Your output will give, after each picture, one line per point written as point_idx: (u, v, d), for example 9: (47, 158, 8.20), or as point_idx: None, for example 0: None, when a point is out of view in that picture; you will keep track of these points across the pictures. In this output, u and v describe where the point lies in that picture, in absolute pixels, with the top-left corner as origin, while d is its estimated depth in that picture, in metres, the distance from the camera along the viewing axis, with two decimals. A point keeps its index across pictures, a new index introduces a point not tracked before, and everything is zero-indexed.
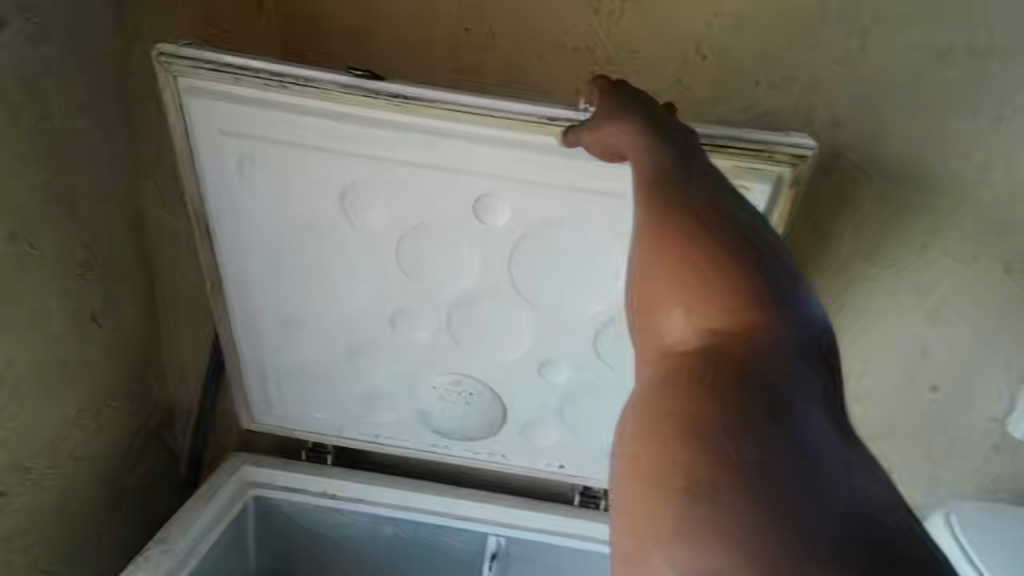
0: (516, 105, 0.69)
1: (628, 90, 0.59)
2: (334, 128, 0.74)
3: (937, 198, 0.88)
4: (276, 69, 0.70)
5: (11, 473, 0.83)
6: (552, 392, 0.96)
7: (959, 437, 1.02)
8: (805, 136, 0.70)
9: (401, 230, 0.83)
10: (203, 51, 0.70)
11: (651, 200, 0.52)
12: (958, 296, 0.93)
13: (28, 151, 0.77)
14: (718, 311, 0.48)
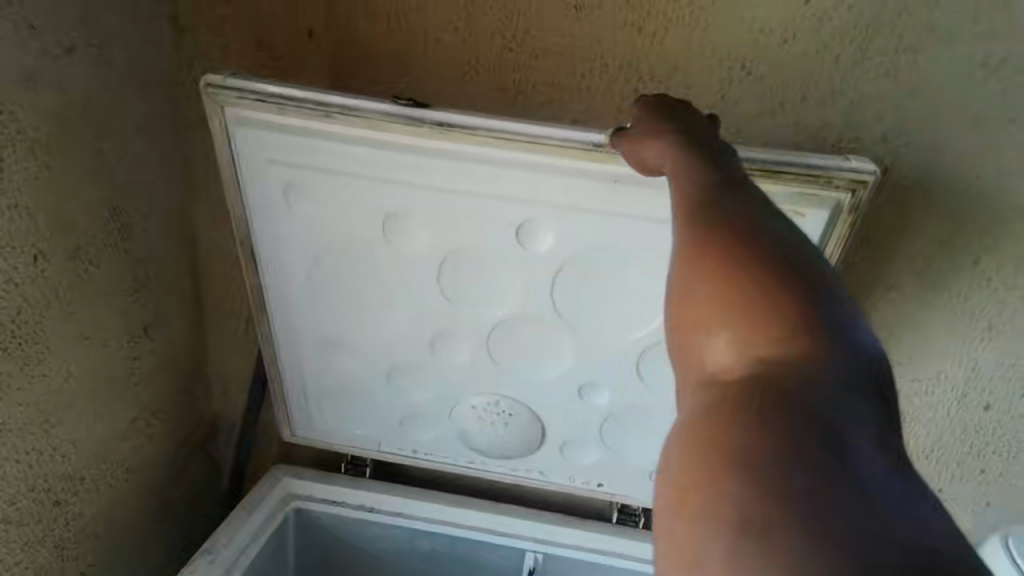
0: (563, 132, 0.70)
1: (673, 106, 0.59)
2: (374, 155, 0.76)
3: (988, 213, 0.86)
4: (323, 101, 0.72)
5: (66, 481, 0.86)
6: (593, 413, 0.96)
7: (1012, 458, 0.99)
8: (866, 161, 0.70)
9: (442, 254, 0.83)
10: (249, 82, 0.72)
11: (692, 219, 0.52)
12: (1010, 314, 0.91)
13: (88, 172, 0.80)
14: (763, 335, 0.48)
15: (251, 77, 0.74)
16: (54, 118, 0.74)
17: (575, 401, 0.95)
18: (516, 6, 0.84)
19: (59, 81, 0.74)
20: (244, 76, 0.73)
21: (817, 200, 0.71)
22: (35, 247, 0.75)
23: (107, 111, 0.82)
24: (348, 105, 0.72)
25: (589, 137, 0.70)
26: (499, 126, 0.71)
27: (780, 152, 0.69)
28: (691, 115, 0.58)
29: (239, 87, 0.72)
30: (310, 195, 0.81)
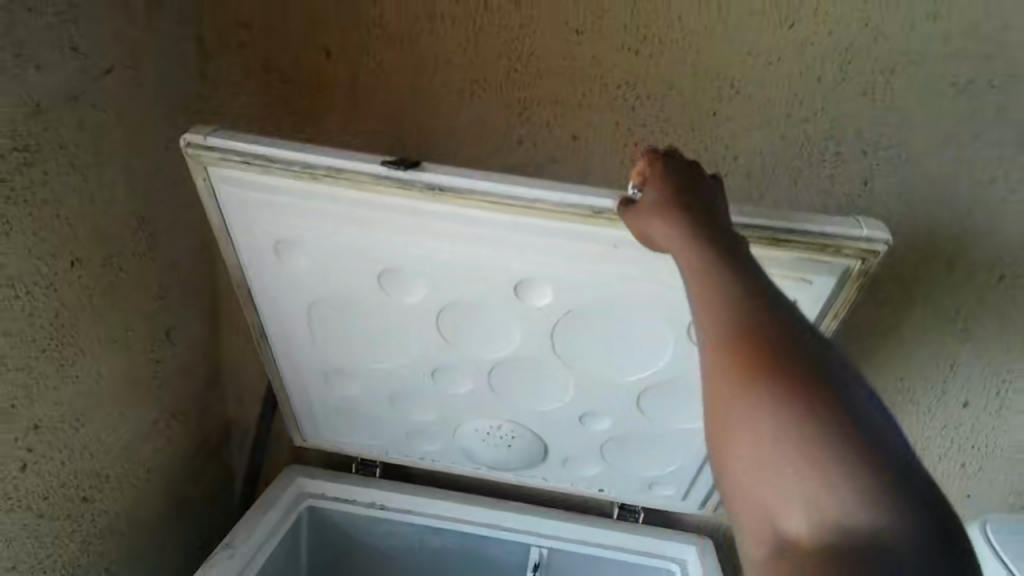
0: (568, 196, 0.70)
1: (689, 177, 0.59)
2: (365, 216, 0.77)
3: (965, 221, 0.92)
4: (309, 164, 0.73)
5: (94, 479, 0.90)
6: (595, 437, 1.00)
7: (990, 451, 1.05)
8: (879, 226, 0.69)
9: (437, 304, 0.86)
10: (231, 139, 0.73)
11: (725, 320, 0.50)
12: (984, 315, 0.97)
13: (120, 181, 0.85)
14: (807, 450, 0.46)
15: (232, 132, 0.75)
16: (91, 135, 0.80)
17: (575, 426, 0.99)
18: (521, 29, 0.90)
19: (97, 101, 0.80)
20: (225, 132, 0.74)
21: (825, 265, 0.72)
22: (73, 254, 0.80)
23: (137, 128, 0.87)
24: (334, 165, 0.72)
25: (588, 199, 0.69)
26: (493, 188, 0.71)
27: (787, 218, 0.69)
28: (703, 188, 0.58)
29: (220, 147, 0.73)
30: (303, 247, 0.83)
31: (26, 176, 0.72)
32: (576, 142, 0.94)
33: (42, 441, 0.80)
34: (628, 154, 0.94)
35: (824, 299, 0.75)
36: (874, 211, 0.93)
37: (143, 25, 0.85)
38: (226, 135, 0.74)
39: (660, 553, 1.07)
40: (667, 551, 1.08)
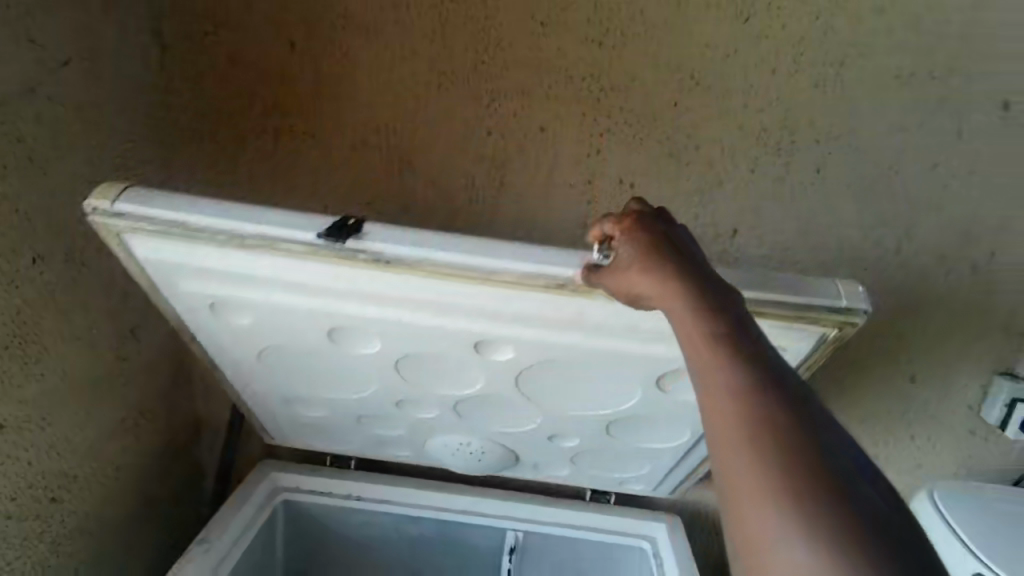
0: (529, 264, 0.63)
1: (673, 232, 0.58)
2: (304, 283, 0.70)
3: (913, 204, 0.97)
4: (236, 234, 0.64)
5: (61, 479, 0.88)
6: (564, 451, 1.02)
7: (941, 425, 1.10)
8: (858, 292, 0.66)
9: (397, 354, 0.81)
10: (143, 209, 0.64)
11: (724, 374, 0.47)
12: (931, 294, 1.02)
13: (80, 173, 0.84)
14: (812, 534, 0.40)
15: (145, 193, 0.65)
16: (49, 130, 0.78)
17: (544, 443, 1.00)
18: (487, 23, 0.92)
19: (54, 93, 0.78)
20: (137, 194, 0.64)
21: (801, 330, 0.68)
22: (34, 249, 0.79)
23: (94, 123, 0.85)
24: (264, 236, 0.63)
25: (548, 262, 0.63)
26: (451, 258, 0.63)
27: (766, 287, 0.65)
28: (689, 245, 0.57)
29: (130, 215, 0.63)
30: (240, 308, 0.78)
31: None
32: (544, 133, 0.97)
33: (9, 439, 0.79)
34: (594, 144, 0.97)
35: (798, 356, 0.73)
36: (828, 196, 0.98)
37: (101, 18, 0.84)
38: (138, 202, 0.64)
39: (634, 532, 1.10)
40: (641, 529, 1.11)
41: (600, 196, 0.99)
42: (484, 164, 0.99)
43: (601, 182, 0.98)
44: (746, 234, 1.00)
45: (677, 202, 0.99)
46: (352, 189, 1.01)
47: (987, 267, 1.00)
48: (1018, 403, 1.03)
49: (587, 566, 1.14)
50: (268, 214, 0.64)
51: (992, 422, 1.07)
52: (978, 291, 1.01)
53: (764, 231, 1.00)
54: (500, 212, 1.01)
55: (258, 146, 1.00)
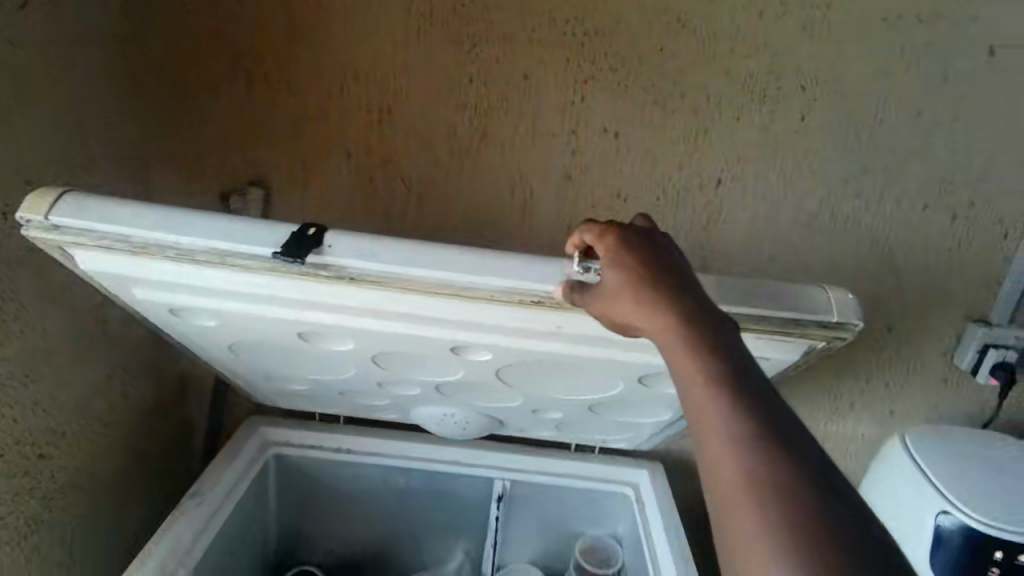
0: (496, 282, 0.62)
1: (663, 253, 0.57)
2: (268, 297, 0.69)
3: (900, 148, 0.97)
4: (184, 248, 0.61)
5: (49, 436, 0.88)
6: (547, 420, 1.04)
7: (917, 371, 1.12)
8: (851, 305, 0.64)
9: (373, 351, 0.81)
10: (80, 221, 0.61)
11: (722, 419, 0.46)
12: (912, 242, 1.03)
13: (50, 127, 0.78)
14: None
15: (82, 200, 0.62)
16: (11, 78, 0.72)
17: (529, 415, 1.01)
18: None
19: (13, 36, 0.72)
20: (71, 204, 0.61)
21: (787, 344, 0.67)
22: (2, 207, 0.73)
23: (61, 73, 0.79)
24: (215, 250, 0.61)
25: (510, 275, 0.62)
26: (411, 278, 0.62)
27: (751, 305, 0.64)
28: (680, 269, 0.56)
29: (67, 228, 0.61)
30: (203, 314, 0.77)
31: None
32: (528, 81, 0.94)
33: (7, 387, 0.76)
34: (579, 92, 0.95)
35: (787, 361, 0.72)
36: (813, 143, 0.97)
37: None
38: (73, 215, 0.61)
39: (618, 478, 1.14)
40: (624, 476, 1.14)
41: (585, 146, 0.98)
42: (466, 113, 0.96)
43: (585, 131, 0.97)
44: (730, 184, 1.00)
45: (660, 152, 0.98)
46: (329, 139, 0.99)
47: (966, 213, 1.01)
48: (990, 348, 1.05)
49: (572, 513, 1.17)
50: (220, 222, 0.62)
51: (964, 368, 1.09)
52: (955, 237, 1.02)
53: (748, 182, 0.99)
54: (483, 163, 0.99)
55: (232, 95, 0.96)
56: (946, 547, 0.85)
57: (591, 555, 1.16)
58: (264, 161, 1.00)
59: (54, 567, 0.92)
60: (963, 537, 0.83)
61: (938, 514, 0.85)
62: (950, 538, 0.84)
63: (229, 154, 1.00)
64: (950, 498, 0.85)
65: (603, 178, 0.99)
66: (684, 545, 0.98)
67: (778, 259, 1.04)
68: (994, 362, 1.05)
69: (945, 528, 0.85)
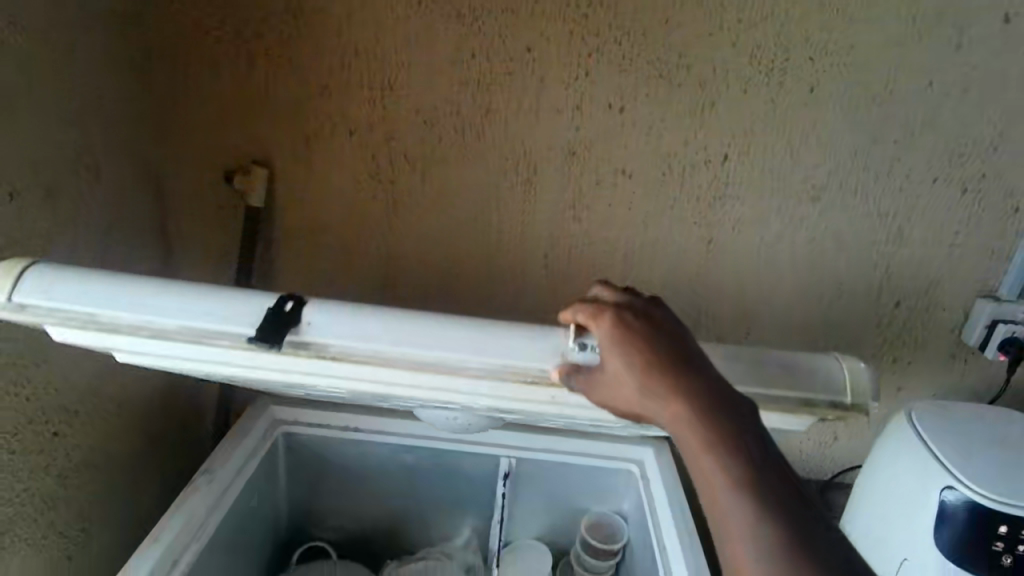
0: (484, 359, 0.63)
1: (660, 326, 0.57)
2: (255, 370, 0.68)
3: (911, 119, 0.95)
4: (159, 329, 0.62)
5: (63, 413, 0.89)
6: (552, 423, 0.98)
7: (926, 344, 1.11)
8: (865, 386, 0.65)
9: (366, 397, 0.78)
10: (44, 302, 0.62)
11: (747, 521, 0.46)
12: (919, 216, 1.01)
13: (55, 114, 0.77)
14: None
15: (46, 274, 0.63)
16: (15, 63, 0.70)
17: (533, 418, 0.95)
18: None
19: (18, 19, 0.70)
20: (37, 282, 0.62)
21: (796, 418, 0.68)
22: (10, 185, 0.71)
23: (63, 56, 0.77)
24: (192, 333, 0.62)
25: (495, 351, 0.63)
26: (395, 356, 0.63)
27: (764, 382, 0.64)
28: (680, 345, 0.56)
29: (30, 308, 0.62)
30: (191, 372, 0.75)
31: None
32: (531, 55, 0.93)
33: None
34: (583, 66, 0.93)
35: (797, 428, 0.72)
36: (821, 115, 0.95)
37: None
38: (38, 295, 0.62)
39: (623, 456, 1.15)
40: (629, 454, 1.15)
41: (589, 122, 0.96)
42: (469, 89, 0.95)
43: (590, 107, 0.95)
44: (737, 160, 0.98)
45: (666, 126, 0.96)
46: (332, 118, 0.98)
47: (976, 186, 0.99)
48: (998, 324, 1.04)
49: (577, 490, 1.19)
50: (186, 300, 0.63)
51: (971, 344, 1.09)
52: (964, 211, 1.01)
53: (755, 157, 0.98)
54: (486, 139, 0.98)
55: (231, 69, 0.95)
56: (950, 522, 0.85)
57: (597, 532, 1.17)
58: (266, 139, 1.00)
59: (72, 541, 0.94)
60: (967, 512, 0.84)
61: (942, 489, 0.86)
62: (954, 513, 0.85)
63: (229, 132, 0.99)
64: (955, 473, 0.85)
65: (608, 154, 0.98)
66: (687, 519, 1.00)
67: (785, 235, 1.03)
68: (1003, 337, 1.04)
69: (950, 504, 0.85)
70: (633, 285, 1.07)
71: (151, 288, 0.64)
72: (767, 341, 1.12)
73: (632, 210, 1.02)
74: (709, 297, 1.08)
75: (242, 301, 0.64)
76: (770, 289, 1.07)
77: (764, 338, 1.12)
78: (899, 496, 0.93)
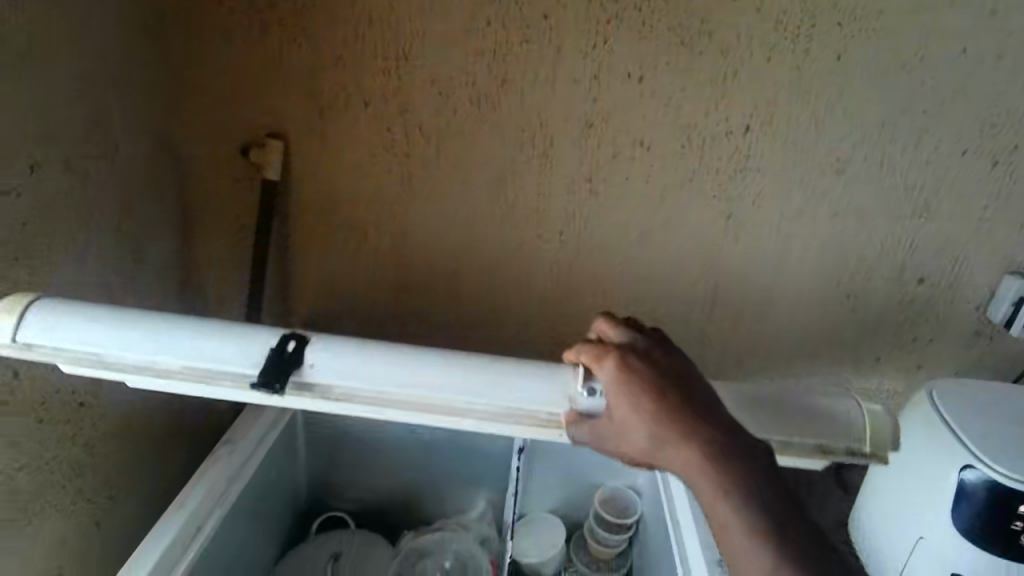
0: (482, 403, 0.65)
1: (663, 368, 0.58)
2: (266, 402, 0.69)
3: (941, 87, 0.92)
4: (167, 366, 0.66)
5: (88, 384, 0.91)
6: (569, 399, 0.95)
7: (949, 321, 1.09)
8: (886, 428, 0.66)
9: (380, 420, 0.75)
10: (52, 341, 0.64)
11: (759, 563, 0.47)
12: (946, 189, 0.99)
13: (71, 86, 0.77)
14: None
15: (50, 312, 0.65)
16: (30, 34, 0.70)
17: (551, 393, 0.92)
18: None
19: None
20: (43, 320, 0.64)
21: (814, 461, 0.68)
22: (30, 156, 0.72)
23: (78, 25, 0.77)
24: (199, 370, 0.66)
25: (497, 393, 0.65)
26: (401, 397, 0.66)
27: (782, 426, 0.65)
28: (684, 385, 0.57)
29: (39, 347, 0.64)
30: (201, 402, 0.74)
31: None
32: (548, 23, 0.90)
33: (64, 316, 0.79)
34: (601, 34, 0.91)
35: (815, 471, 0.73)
36: (847, 84, 0.92)
37: None
38: (45, 334, 0.64)
39: None
40: None
41: (607, 93, 0.94)
42: (484, 59, 0.93)
43: (607, 77, 0.93)
44: (759, 131, 0.96)
45: (686, 96, 0.94)
46: (346, 89, 0.97)
47: (1008, 159, 0.96)
48: None
49: (590, 465, 1.21)
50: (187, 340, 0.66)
51: (997, 322, 1.07)
52: (993, 184, 0.98)
53: (777, 128, 0.96)
54: (502, 110, 0.97)
55: (245, 39, 0.94)
56: (969, 501, 0.85)
57: (611, 506, 1.17)
58: (281, 110, 0.99)
59: (99, 507, 0.97)
60: (987, 491, 0.83)
61: (963, 469, 0.85)
62: (974, 492, 0.84)
63: (244, 103, 0.99)
64: (976, 453, 0.84)
65: (625, 125, 0.96)
66: None
67: (807, 210, 1.01)
68: None
69: (969, 483, 0.84)
70: (649, 259, 1.06)
71: (152, 327, 0.66)
72: (786, 315, 1.10)
73: (649, 183, 1.01)
74: (727, 271, 1.07)
75: (246, 339, 0.67)
76: (789, 264, 1.06)
77: (782, 312, 1.10)
78: (917, 475, 0.92)
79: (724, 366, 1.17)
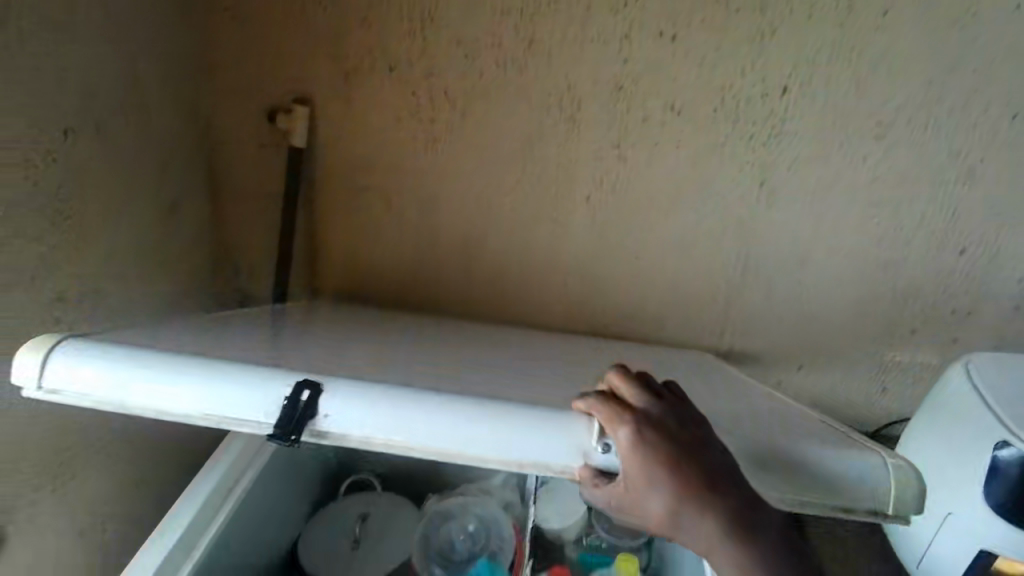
0: (507, 457, 0.55)
1: (679, 438, 0.54)
2: None
3: (993, 45, 0.87)
4: (184, 413, 0.57)
5: None
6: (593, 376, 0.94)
7: (990, 293, 1.05)
8: (910, 485, 0.58)
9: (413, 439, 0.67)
10: (78, 388, 0.56)
11: None
12: (992, 154, 0.94)
13: (100, 46, 0.77)
14: None
15: (80, 347, 0.58)
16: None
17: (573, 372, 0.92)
18: None
19: None
20: (65, 363, 0.56)
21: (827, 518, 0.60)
22: (64, 121, 0.73)
23: None
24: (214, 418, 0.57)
25: (513, 446, 0.55)
26: (415, 450, 0.56)
27: (797, 488, 0.57)
28: (701, 455, 0.53)
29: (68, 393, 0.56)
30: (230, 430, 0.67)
31: (31, 46, 0.67)
32: None
33: (96, 283, 0.81)
34: None
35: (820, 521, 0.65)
36: (892, 41, 0.88)
37: None
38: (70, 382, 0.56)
39: None
40: None
41: (637, 53, 0.91)
42: (511, 20, 0.91)
43: (639, 36, 0.90)
44: (797, 92, 0.92)
45: (720, 56, 0.91)
46: (372, 51, 0.95)
47: None
48: None
49: None
50: (222, 382, 0.57)
51: None
52: None
53: (816, 89, 0.92)
54: (529, 72, 0.94)
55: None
56: (1003, 478, 0.83)
57: None
58: (307, 75, 0.98)
59: (139, 465, 1.01)
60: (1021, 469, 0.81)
61: (999, 445, 0.83)
62: (1007, 469, 0.82)
63: (270, 67, 0.98)
64: (1013, 430, 0.82)
65: (655, 88, 0.94)
66: None
67: (844, 174, 0.97)
68: None
69: (1004, 459, 0.82)
70: (677, 227, 1.04)
71: (176, 365, 0.57)
72: (818, 286, 1.08)
73: (680, 149, 0.98)
74: (759, 239, 1.04)
75: (260, 377, 0.57)
76: (823, 232, 1.02)
77: (815, 282, 1.07)
78: (950, 453, 0.90)
79: (754, 337, 1.14)
